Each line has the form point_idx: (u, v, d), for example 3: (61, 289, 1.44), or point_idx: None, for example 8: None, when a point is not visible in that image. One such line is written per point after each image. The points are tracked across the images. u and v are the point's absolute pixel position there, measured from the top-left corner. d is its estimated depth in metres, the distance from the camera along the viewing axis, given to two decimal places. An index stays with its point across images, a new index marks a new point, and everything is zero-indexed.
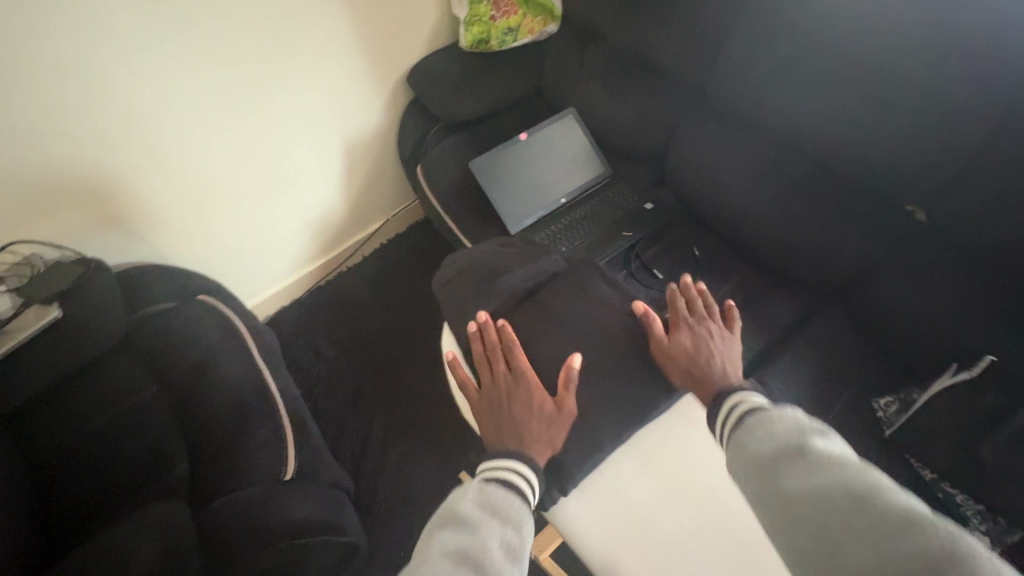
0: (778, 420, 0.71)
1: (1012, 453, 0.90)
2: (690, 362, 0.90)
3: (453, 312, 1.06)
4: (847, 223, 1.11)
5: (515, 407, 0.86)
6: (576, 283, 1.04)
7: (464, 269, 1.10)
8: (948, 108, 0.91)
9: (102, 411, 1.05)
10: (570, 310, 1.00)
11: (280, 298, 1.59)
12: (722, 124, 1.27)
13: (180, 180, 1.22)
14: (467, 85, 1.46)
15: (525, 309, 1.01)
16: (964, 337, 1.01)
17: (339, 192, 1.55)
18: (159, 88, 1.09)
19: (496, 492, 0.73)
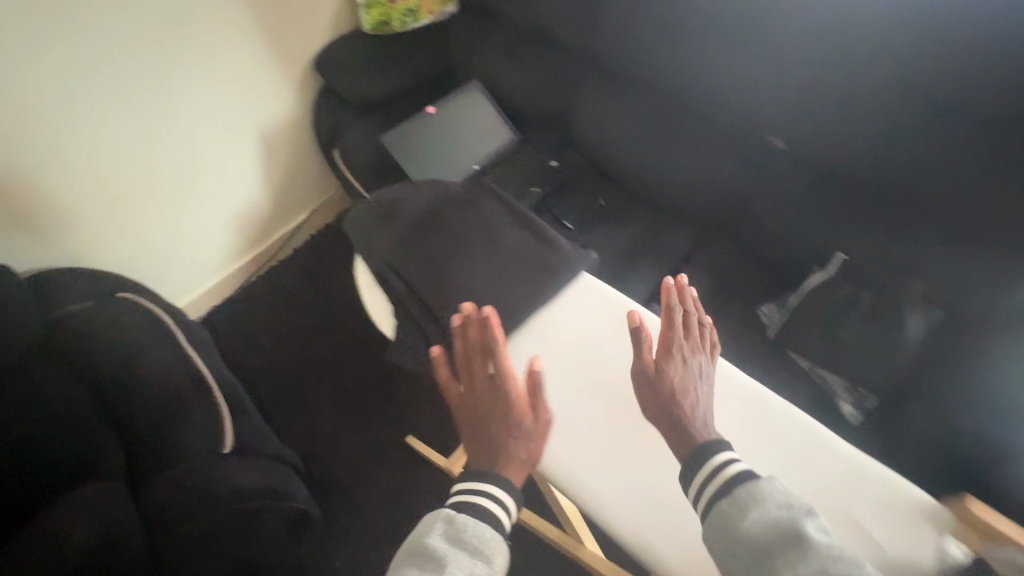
0: (767, 494, 0.59)
1: (889, 369, 0.95)
2: (670, 406, 0.69)
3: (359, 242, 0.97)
4: (733, 170, 1.16)
5: (494, 425, 0.67)
6: (469, 205, 0.97)
7: (364, 211, 1.00)
8: (797, 40, 0.99)
9: (9, 402, 0.94)
10: (463, 250, 0.92)
11: (210, 298, 1.61)
12: (614, 92, 1.28)
13: (89, 180, 1.22)
14: (372, 64, 1.44)
15: (417, 237, 0.95)
16: (828, 257, 1.08)
17: (259, 181, 1.56)
18: (52, 88, 1.08)
19: (467, 523, 0.59)
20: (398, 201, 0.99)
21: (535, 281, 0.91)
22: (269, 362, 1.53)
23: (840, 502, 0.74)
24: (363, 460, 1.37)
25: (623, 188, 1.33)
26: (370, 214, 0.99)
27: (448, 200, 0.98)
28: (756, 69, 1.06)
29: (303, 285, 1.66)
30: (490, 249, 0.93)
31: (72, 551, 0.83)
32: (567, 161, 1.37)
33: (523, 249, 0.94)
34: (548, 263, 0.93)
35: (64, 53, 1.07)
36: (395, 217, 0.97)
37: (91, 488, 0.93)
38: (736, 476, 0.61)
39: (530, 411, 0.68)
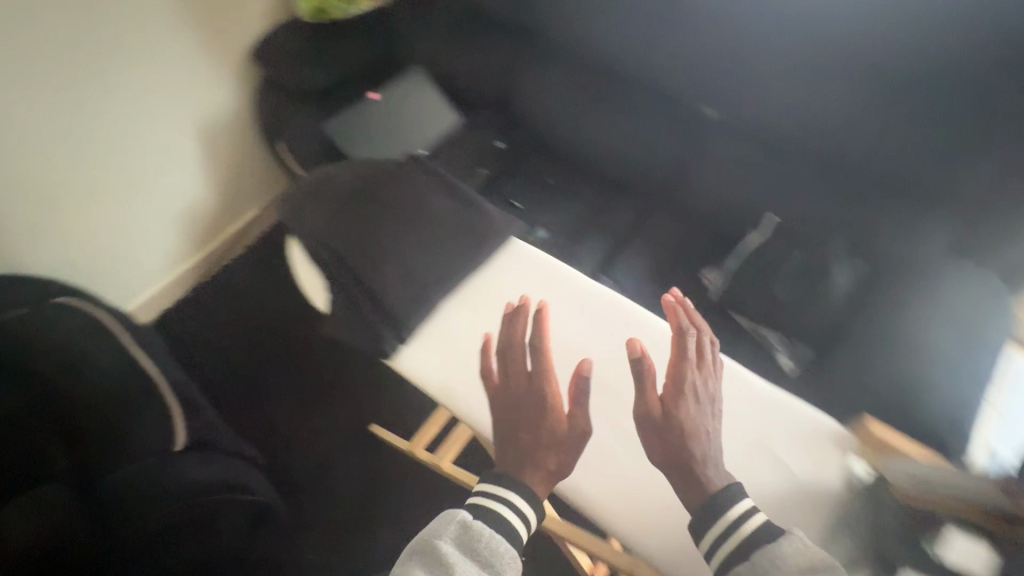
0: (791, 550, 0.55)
1: (820, 319, 1.00)
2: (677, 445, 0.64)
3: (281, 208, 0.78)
4: (670, 138, 1.19)
5: (525, 432, 0.63)
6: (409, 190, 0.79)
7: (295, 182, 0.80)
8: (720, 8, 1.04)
9: None
10: (387, 225, 0.75)
11: (157, 301, 1.56)
12: (554, 69, 1.30)
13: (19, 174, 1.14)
14: (311, 50, 1.42)
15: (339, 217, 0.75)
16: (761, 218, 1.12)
17: (204, 176, 1.52)
18: None
19: (483, 532, 0.55)
20: (325, 171, 0.79)
21: (467, 253, 0.76)
22: (223, 363, 1.48)
23: (759, 437, 0.76)
24: (326, 451, 1.34)
25: (569, 165, 1.36)
26: (294, 188, 0.81)
27: (375, 168, 0.81)
28: (686, 39, 1.10)
29: (255, 281, 1.62)
30: (420, 223, 0.76)
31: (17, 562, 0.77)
32: (513, 142, 1.38)
33: (450, 216, 0.78)
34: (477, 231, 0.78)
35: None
36: (319, 190, 0.78)
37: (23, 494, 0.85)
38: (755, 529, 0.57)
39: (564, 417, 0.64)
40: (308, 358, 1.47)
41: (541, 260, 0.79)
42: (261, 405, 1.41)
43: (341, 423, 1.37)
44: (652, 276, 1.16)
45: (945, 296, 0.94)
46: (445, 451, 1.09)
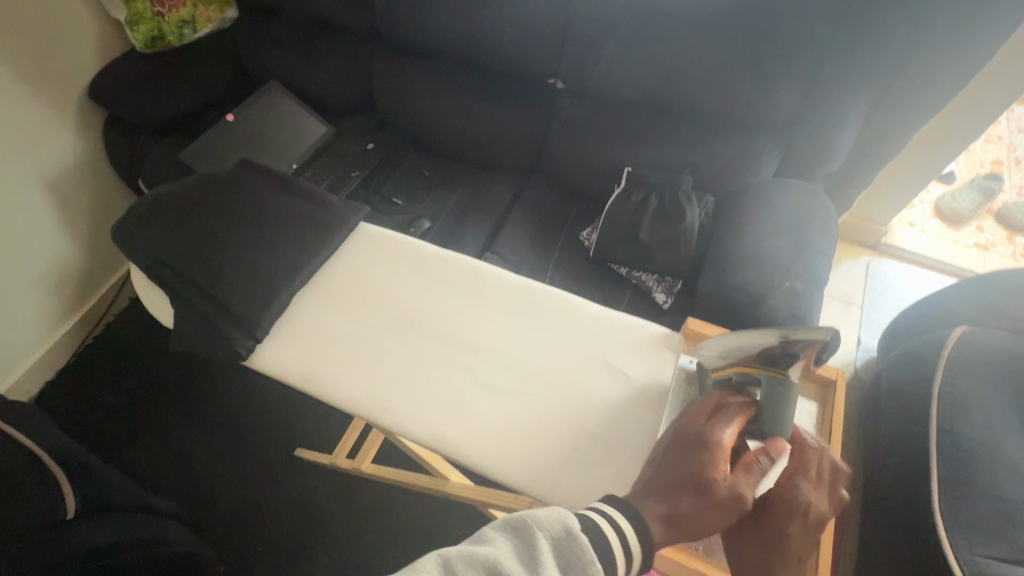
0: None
1: (684, 254, 1.10)
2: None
3: (121, 240, 0.76)
4: (525, 113, 1.26)
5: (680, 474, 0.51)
6: (240, 193, 0.78)
7: (128, 212, 0.79)
8: None
9: None
10: (223, 229, 0.74)
11: (37, 375, 1.43)
12: (407, 64, 1.32)
13: None
14: (155, 82, 1.36)
15: (173, 233, 0.73)
16: (617, 172, 1.21)
17: (61, 231, 1.42)
18: None
19: (589, 556, 0.46)
20: (162, 194, 0.78)
21: (311, 241, 0.75)
22: (123, 424, 1.38)
23: (589, 353, 0.67)
24: (250, 486, 1.29)
25: (442, 155, 1.40)
26: (129, 214, 0.78)
27: (209, 178, 0.79)
28: (517, 16, 1.15)
29: (144, 332, 1.53)
30: (261, 223, 0.75)
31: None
32: (385, 142, 1.41)
33: (292, 211, 0.77)
34: (318, 218, 0.77)
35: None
36: (159, 210, 0.76)
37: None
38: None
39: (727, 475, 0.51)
40: (214, 396, 1.41)
41: (392, 239, 0.77)
42: (172, 454, 1.34)
43: (263, 453, 1.33)
44: (535, 245, 1.22)
45: (777, 204, 1.08)
46: (363, 452, 1.09)
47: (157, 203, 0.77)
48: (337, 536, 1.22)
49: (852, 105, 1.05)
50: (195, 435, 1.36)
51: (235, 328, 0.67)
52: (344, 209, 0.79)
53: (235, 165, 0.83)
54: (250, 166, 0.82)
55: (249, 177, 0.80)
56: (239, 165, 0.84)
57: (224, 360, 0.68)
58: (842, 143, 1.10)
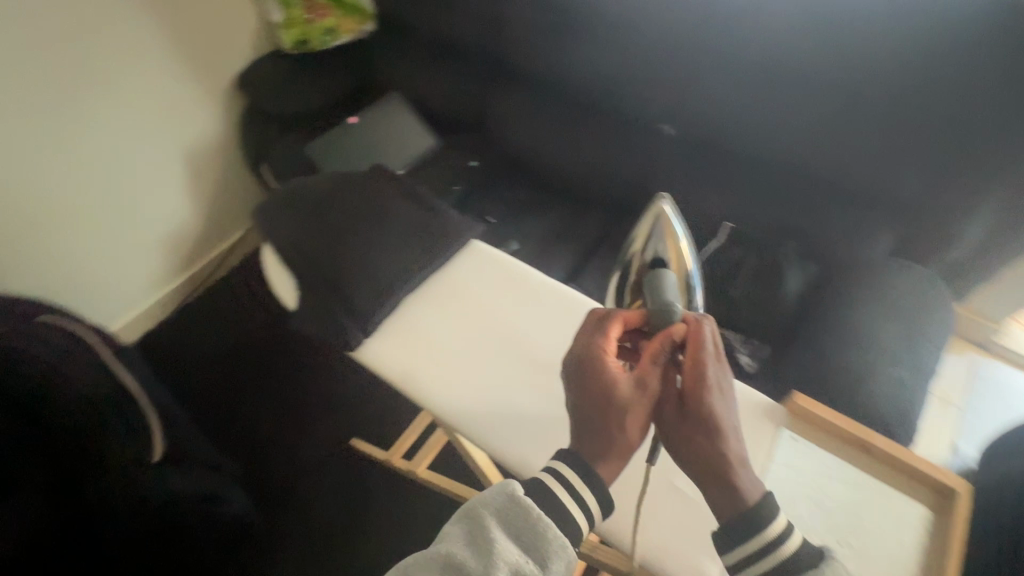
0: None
1: (774, 319, 1.06)
2: (712, 447, 0.59)
3: (260, 221, 0.82)
4: (628, 153, 1.28)
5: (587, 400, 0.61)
6: (371, 195, 0.83)
7: (267, 199, 0.85)
8: (662, 37, 1.12)
9: None
10: (353, 227, 0.79)
11: (140, 323, 1.58)
12: (521, 92, 1.39)
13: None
14: (295, 81, 1.50)
15: (309, 223, 0.79)
16: (713, 222, 1.21)
17: (189, 200, 1.57)
18: None
19: (534, 510, 0.55)
20: (298, 185, 0.85)
21: (427, 252, 0.78)
22: (204, 380, 1.50)
23: None
24: (304, 465, 1.35)
25: (539, 182, 1.44)
26: (269, 198, 0.85)
27: (346, 177, 0.85)
28: (637, 62, 1.18)
29: (239, 302, 1.65)
30: (387, 226, 0.80)
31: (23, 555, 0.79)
32: (486, 161, 1.47)
33: (413, 220, 0.81)
34: (437, 231, 0.81)
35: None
36: (294, 199, 0.83)
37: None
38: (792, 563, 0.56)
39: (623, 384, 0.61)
40: (288, 375, 1.49)
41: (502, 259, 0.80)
42: (243, 418, 1.43)
43: (323, 436, 1.39)
44: None
45: (885, 285, 1.02)
46: (420, 457, 1.13)
47: (300, 193, 0.83)
48: (375, 532, 1.26)
49: (988, 198, 0.97)
50: (264, 406, 1.45)
51: (348, 316, 0.71)
52: (464, 226, 0.82)
53: (369, 168, 0.89)
54: (383, 172, 0.88)
55: (380, 182, 0.86)
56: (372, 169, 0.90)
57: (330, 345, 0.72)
58: (969, 234, 1.03)
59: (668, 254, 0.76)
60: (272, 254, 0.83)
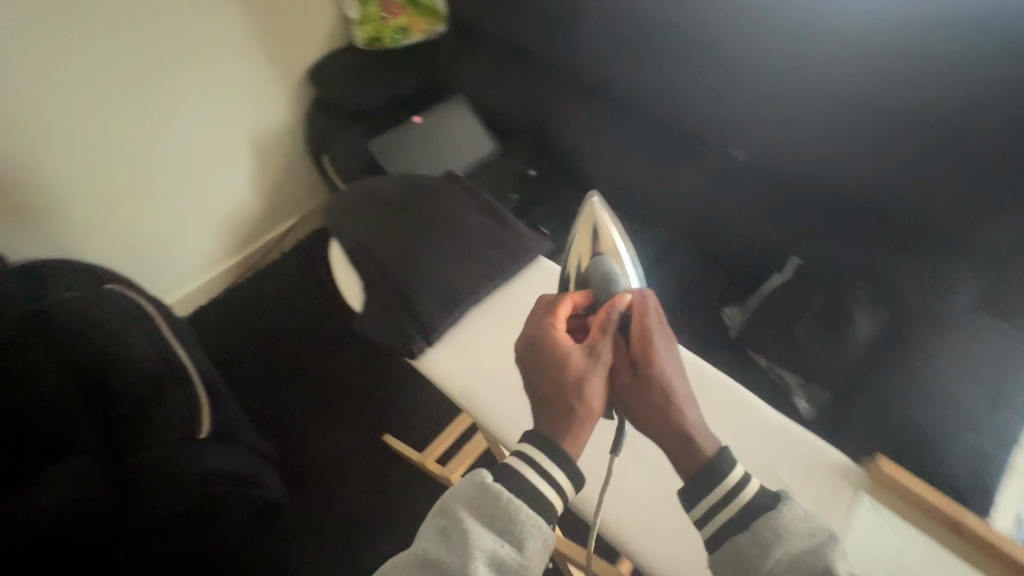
0: (788, 525, 0.60)
1: (838, 362, 1.01)
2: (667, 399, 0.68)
3: (335, 224, 0.87)
4: (693, 174, 1.25)
5: (546, 378, 0.67)
6: (444, 204, 0.88)
7: (337, 201, 0.89)
8: (742, 62, 1.08)
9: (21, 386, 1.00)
10: (425, 235, 0.84)
11: (195, 297, 1.64)
12: (589, 104, 1.38)
13: (69, 164, 1.25)
14: (364, 76, 1.53)
15: (386, 229, 0.84)
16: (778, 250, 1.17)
17: (251, 184, 1.62)
18: (60, 70, 1.15)
19: (504, 495, 0.58)
20: (375, 185, 0.90)
21: (498, 264, 0.83)
22: (250, 360, 1.55)
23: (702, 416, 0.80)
24: (336, 454, 1.38)
25: (598, 195, 1.42)
26: (340, 199, 0.89)
27: (417, 184, 0.90)
28: (712, 85, 1.14)
29: (289, 287, 1.69)
30: (457, 235, 0.85)
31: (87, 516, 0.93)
32: (545, 172, 1.45)
33: (487, 232, 0.86)
34: (509, 245, 0.85)
35: (47, 49, 1.12)
36: (371, 199, 0.87)
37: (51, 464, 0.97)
38: (750, 504, 0.62)
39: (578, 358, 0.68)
40: (330, 366, 1.52)
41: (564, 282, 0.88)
42: (284, 401, 1.47)
43: (358, 428, 1.41)
44: (675, 308, 1.19)
45: (971, 347, 0.95)
46: (458, 463, 1.16)
47: (375, 198, 0.87)
48: (399, 529, 1.27)
49: None
50: (304, 392, 1.48)
51: (416, 328, 0.76)
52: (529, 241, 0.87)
53: (437, 175, 0.94)
54: (452, 179, 0.92)
55: (450, 190, 0.91)
56: (438, 176, 0.94)
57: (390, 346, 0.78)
58: None
59: (604, 242, 0.83)
60: (341, 252, 0.88)
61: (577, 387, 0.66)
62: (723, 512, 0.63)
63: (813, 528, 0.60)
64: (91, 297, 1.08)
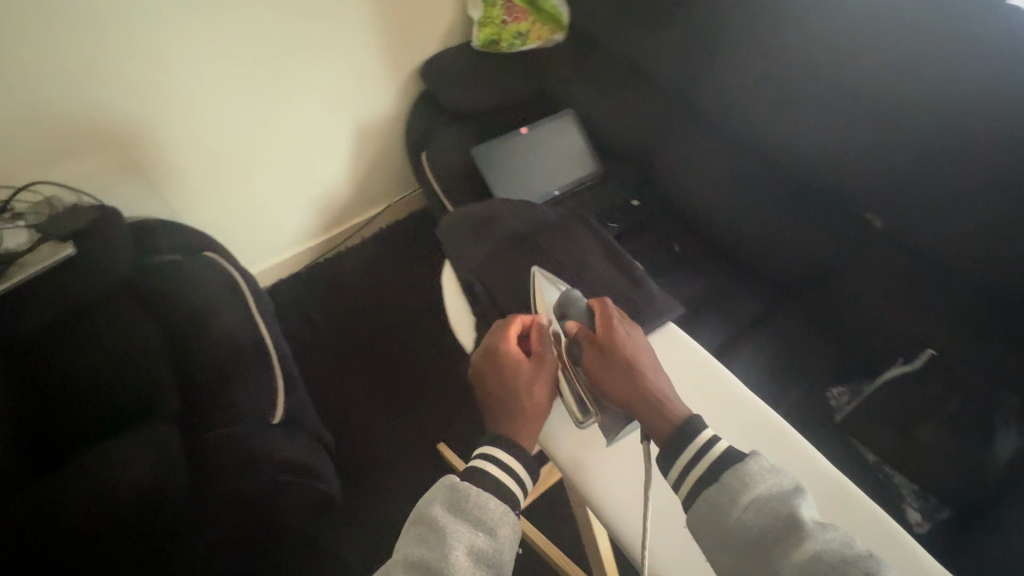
0: (756, 476, 0.60)
1: (962, 475, 0.89)
2: (633, 375, 0.72)
3: (453, 249, 0.95)
4: (814, 233, 1.14)
5: (499, 388, 0.74)
6: (564, 239, 0.96)
7: (458, 224, 0.99)
8: (904, 125, 0.96)
9: (119, 344, 1.09)
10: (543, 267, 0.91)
11: (276, 271, 1.68)
12: (705, 140, 1.29)
13: (192, 135, 1.30)
14: (476, 79, 1.50)
15: (508, 259, 0.92)
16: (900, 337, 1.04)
17: (346, 170, 1.63)
18: (199, 45, 1.20)
19: (473, 490, 0.63)
20: (505, 221, 0.97)
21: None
22: (320, 343, 1.58)
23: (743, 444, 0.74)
24: (390, 452, 1.39)
25: (700, 237, 1.33)
26: (460, 223, 0.98)
27: (539, 219, 0.98)
28: (859, 142, 1.03)
29: (366, 276, 1.70)
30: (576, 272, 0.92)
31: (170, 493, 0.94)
32: (646, 204, 1.37)
33: (616, 287, 0.90)
34: (638, 305, 0.87)
35: (188, 20, 1.16)
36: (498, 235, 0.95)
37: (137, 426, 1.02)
38: (722, 460, 0.62)
39: (526, 366, 0.75)
40: (397, 364, 1.53)
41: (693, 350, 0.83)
42: (347, 390, 1.49)
43: (416, 430, 1.42)
44: (771, 377, 1.09)
45: None
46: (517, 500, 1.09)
47: (498, 228, 0.96)
48: None
49: None
50: (367, 384, 1.50)
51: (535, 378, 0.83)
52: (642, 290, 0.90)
53: (555, 211, 1.02)
54: (574, 217, 1.01)
55: (570, 228, 0.98)
56: (551, 211, 1.01)
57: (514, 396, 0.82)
58: None
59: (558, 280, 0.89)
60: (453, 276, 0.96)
61: (525, 390, 0.73)
62: (698, 466, 0.63)
63: (778, 479, 0.60)
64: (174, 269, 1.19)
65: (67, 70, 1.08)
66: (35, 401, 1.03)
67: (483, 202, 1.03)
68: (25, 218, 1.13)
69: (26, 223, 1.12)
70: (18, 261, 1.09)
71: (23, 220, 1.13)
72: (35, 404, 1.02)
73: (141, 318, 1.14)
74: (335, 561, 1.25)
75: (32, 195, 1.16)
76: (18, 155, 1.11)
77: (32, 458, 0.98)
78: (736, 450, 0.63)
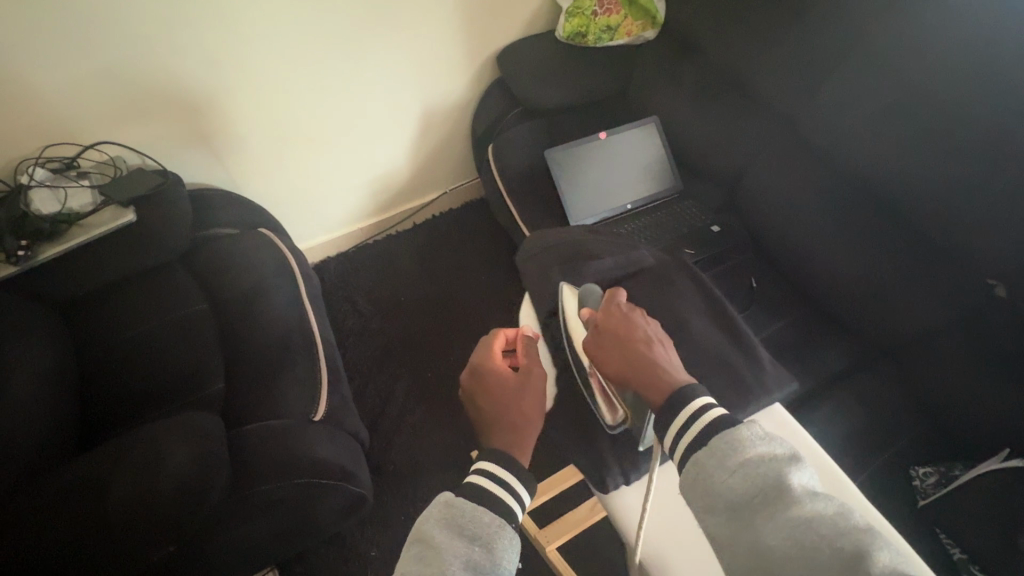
0: (747, 442, 0.50)
1: None
2: (634, 351, 0.59)
3: (536, 287, 0.85)
4: (921, 290, 1.00)
5: (486, 400, 0.65)
6: (664, 288, 0.80)
7: (543, 252, 0.89)
8: None
9: (167, 316, 1.10)
10: None
11: (326, 248, 1.65)
12: (803, 169, 1.16)
13: (260, 106, 1.25)
14: (556, 72, 1.40)
15: None
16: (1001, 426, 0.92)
17: (407, 154, 1.57)
18: (269, 12, 1.13)
19: (471, 507, 0.55)
20: (596, 252, 0.86)
21: (724, 403, 0.72)
22: (363, 329, 1.54)
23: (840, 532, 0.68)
24: (425, 454, 1.35)
25: (784, 276, 1.23)
26: (544, 253, 0.88)
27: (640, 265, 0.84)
28: (997, 196, 0.87)
29: (417, 265, 1.65)
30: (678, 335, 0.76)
31: (208, 499, 0.87)
32: (728, 230, 1.27)
33: (722, 357, 0.74)
34: (745, 387, 0.72)
35: None
36: (585, 268, 0.83)
37: (179, 409, 1.02)
38: (714, 423, 0.52)
39: (514, 378, 0.67)
40: (439, 362, 1.48)
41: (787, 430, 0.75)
42: (387, 382, 1.45)
43: (453, 435, 1.37)
44: (851, 444, 1.00)
45: None
46: (553, 533, 1.02)
47: (590, 268, 0.83)
48: None
49: None
50: (407, 378, 1.46)
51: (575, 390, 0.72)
52: (754, 367, 0.74)
53: (654, 253, 0.88)
54: (677, 262, 0.85)
55: (674, 276, 0.83)
56: (639, 244, 0.92)
57: (592, 466, 0.73)
58: None
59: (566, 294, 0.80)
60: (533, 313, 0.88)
61: (514, 401, 0.65)
62: (687, 430, 0.53)
63: (772, 445, 0.50)
64: (232, 247, 1.19)
65: (140, 29, 1.04)
66: (94, 368, 1.05)
67: (571, 228, 0.94)
68: (90, 178, 1.12)
69: (91, 183, 1.11)
70: (81, 223, 1.08)
71: (88, 179, 1.11)
72: (93, 370, 1.05)
73: (195, 291, 1.14)
74: (360, 561, 1.21)
75: (98, 155, 1.15)
76: (84, 114, 1.09)
77: (73, 441, 0.98)
78: (730, 415, 0.53)
